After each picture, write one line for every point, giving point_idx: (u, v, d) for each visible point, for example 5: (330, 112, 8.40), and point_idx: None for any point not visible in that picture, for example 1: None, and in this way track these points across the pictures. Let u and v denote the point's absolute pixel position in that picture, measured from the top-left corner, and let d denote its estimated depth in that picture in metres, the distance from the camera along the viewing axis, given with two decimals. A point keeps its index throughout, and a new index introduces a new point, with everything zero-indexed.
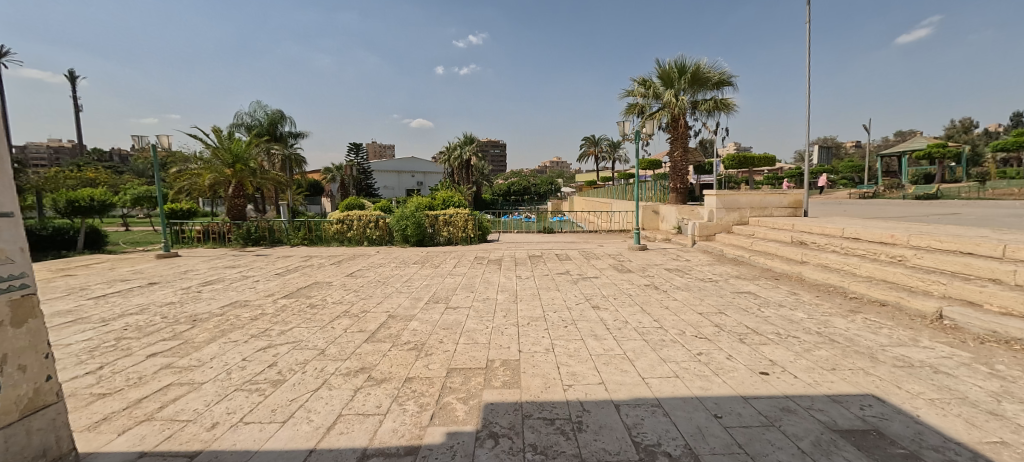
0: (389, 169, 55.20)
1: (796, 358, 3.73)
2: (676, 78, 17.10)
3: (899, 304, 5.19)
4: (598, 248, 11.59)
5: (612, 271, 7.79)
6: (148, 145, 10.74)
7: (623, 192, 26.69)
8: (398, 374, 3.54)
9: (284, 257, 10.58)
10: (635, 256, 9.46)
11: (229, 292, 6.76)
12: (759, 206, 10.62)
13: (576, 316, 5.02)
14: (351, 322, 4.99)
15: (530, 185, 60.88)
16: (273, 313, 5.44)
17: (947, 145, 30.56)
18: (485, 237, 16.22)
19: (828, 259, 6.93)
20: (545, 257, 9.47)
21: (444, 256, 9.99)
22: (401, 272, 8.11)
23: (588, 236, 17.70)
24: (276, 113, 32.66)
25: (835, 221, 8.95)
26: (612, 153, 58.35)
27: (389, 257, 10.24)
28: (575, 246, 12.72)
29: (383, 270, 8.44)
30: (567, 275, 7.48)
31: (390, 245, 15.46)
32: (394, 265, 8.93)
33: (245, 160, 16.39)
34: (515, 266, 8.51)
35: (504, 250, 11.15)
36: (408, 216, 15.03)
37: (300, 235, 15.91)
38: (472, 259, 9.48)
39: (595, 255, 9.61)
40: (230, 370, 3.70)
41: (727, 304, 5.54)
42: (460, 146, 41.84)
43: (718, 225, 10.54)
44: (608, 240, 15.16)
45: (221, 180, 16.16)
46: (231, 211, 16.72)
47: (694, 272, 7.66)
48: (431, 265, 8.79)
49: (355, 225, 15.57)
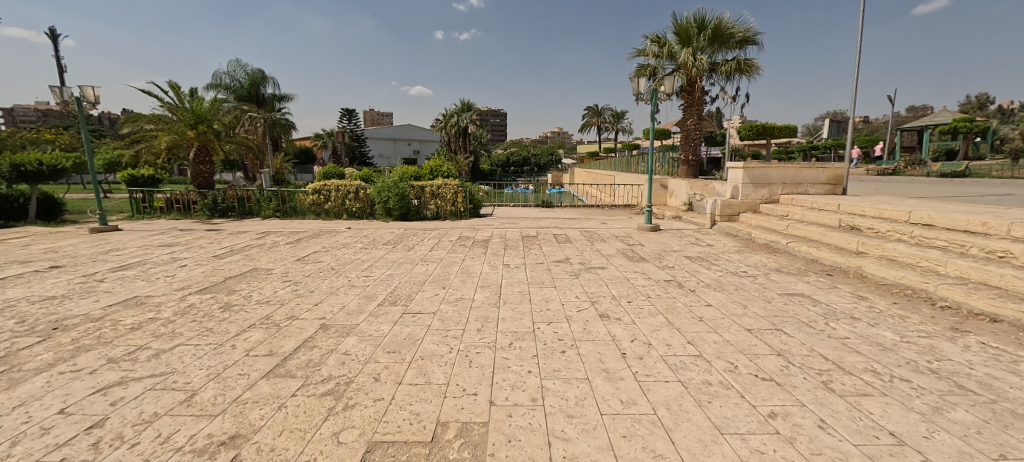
0: (383, 136, 53.02)
1: (930, 431, 2.33)
2: (694, 35, 15.16)
3: (1021, 323, 3.76)
4: (602, 227, 10.15)
5: (622, 259, 6.34)
6: (72, 100, 8.96)
7: (628, 165, 24.99)
8: (283, 456, 2.12)
9: (238, 233, 9.11)
10: (648, 239, 7.98)
11: (137, 282, 5.32)
12: (793, 182, 9.04)
13: (578, 333, 3.59)
14: (262, 337, 3.56)
15: (530, 155, 58.94)
16: (168, 319, 4.01)
17: (974, 120, 28.58)
18: (476, 212, 14.71)
19: (896, 251, 5.48)
20: (540, 238, 8.00)
21: (423, 235, 8.54)
22: (364, 256, 6.66)
23: (590, 211, 16.19)
24: (257, 73, 30.48)
25: (890, 201, 7.41)
26: (615, 124, 56.09)
27: (358, 234, 8.76)
28: (576, 225, 11.23)
29: (344, 251, 6.99)
30: (567, 265, 6.03)
31: (372, 219, 13.99)
32: (360, 245, 7.47)
33: (209, 121, 14.57)
34: (504, 250, 7.05)
35: (495, 229, 9.65)
36: (391, 187, 13.46)
37: (271, 206, 14.37)
38: (452, 240, 8.02)
39: (601, 236, 8.14)
40: (20, 439, 2.30)
41: (782, 314, 4.10)
42: (458, 113, 39.71)
43: (743, 204, 9.02)
44: (613, 218, 13.67)
45: (182, 144, 14.41)
46: (196, 179, 15.05)
47: (723, 263, 6.20)
48: (405, 247, 7.33)
49: (332, 196, 14.05)
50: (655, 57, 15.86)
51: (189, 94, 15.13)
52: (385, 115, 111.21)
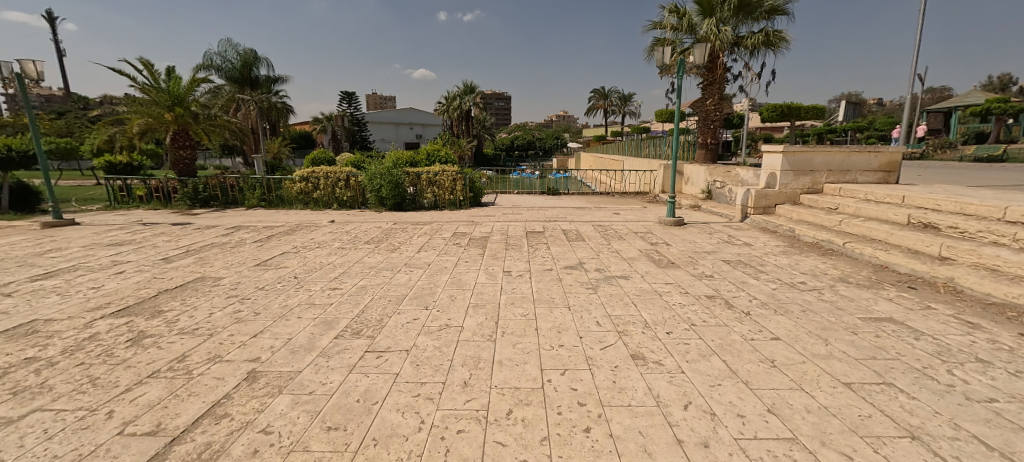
0: (385, 120, 51.59)
1: None
2: (717, 5, 13.70)
3: None
4: (618, 220, 9.01)
5: (648, 264, 5.23)
6: (12, 77, 7.84)
7: (639, 149, 23.63)
8: None
9: (207, 228, 8.08)
10: (674, 237, 6.84)
11: (50, 298, 4.30)
12: (839, 169, 7.82)
13: (606, 392, 2.52)
14: (158, 396, 2.52)
15: (534, 139, 57.41)
16: (47, 361, 2.97)
17: (1010, 100, 26.64)
18: (477, 201, 13.59)
19: (1001, 259, 4.31)
20: (548, 236, 6.88)
21: (413, 231, 7.44)
22: (338, 259, 5.60)
23: (600, 200, 15.03)
24: (249, 53, 29.14)
25: (967, 192, 6.20)
26: (622, 107, 54.27)
27: (340, 229, 7.69)
28: (587, 217, 10.10)
29: (316, 253, 5.93)
30: (582, 272, 4.93)
31: (364, 209, 12.92)
32: (337, 245, 6.39)
33: (188, 103, 13.42)
34: (506, 250, 5.95)
35: (496, 223, 8.54)
36: (383, 174, 12.33)
37: (255, 195, 13.32)
38: (446, 236, 6.93)
39: (618, 233, 7.01)
40: None
41: (882, 355, 3.00)
42: (460, 95, 38.23)
43: (781, 194, 7.85)
44: (626, 209, 12.51)
45: (158, 128, 13.27)
46: (176, 165, 13.99)
47: (772, 270, 5.08)
48: (388, 246, 6.25)
49: (321, 183, 12.97)
50: (673, 29, 14.44)
51: (165, 73, 13.94)
52: (388, 98, 109.31)
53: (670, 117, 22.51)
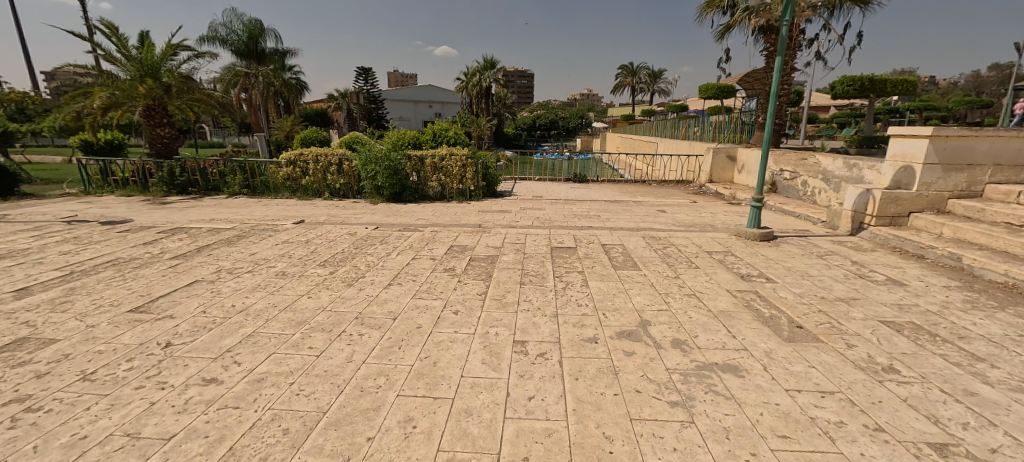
0: (402, 97, 49.51)
1: None
2: None
3: None
4: (673, 227, 6.79)
5: (761, 332, 3.07)
6: None
7: (676, 130, 20.89)
8: None
9: (138, 229, 6.28)
10: (771, 264, 4.61)
11: None
12: (1011, 162, 5.39)
13: None
14: None
15: (557, 119, 54.50)
16: None
17: None
18: (492, 190, 11.52)
19: None
20: (582, 257, 4.75)
21: (395, 241, 5.42)
22: (265, 299, 3.63)
23: (637, 191, 12.68)
24: (255, 23, 27.23)
25: None
26: (651, 84, 50.56)
27: (300, 236, 5.75)
28: (627, 219, 7.88)
29: (238, 284, 3.98)
30: (650, 348, 2.82)
31: (358, 199, 11.03)
32: (279, 267, 4.44)
33: (161, 74, 11.62)
34: (520, 287, 3.87)
35: (510, 227, 6.45)
36: (379, 158, 10.34)
37: (237, 181, 11.56)
38: (435, 254, 4.87)
39: (685, 256, 4.81)
40: None
41: None
42: (480, 71, 35.69)
43: (920, 199, 5.52)
44: (672, 205, 10.19)
45: (129, 103, 11.67)
46: (154, 145, 12.35)
47: (990, 353, 2.86)
48: (348, 273, 4.25)
49: (310, 168, 11.11)
50: None
51: (138, 39, 12.12)
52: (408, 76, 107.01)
53: (717, 92, 19.54)
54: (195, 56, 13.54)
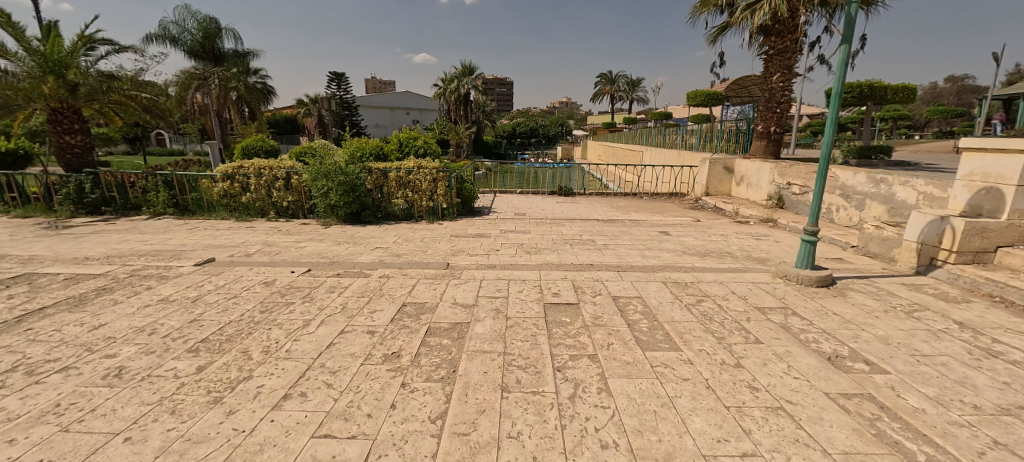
0: (378, 104, 47.56)
1: None
2: None
3: None
4: (694, 263, 5.39)
5: None
6: None
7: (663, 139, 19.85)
8: None
9: None
10: (859, 332, 3.24)
11: None
12: None
13: None
14: None
15: (537, 126, 53.58)
16: None
17: None
18: (467, 207, 10.01)
19: None
20: (590, 325, 3.28)
21: (323, 297, 3.84)
22: (36, 450, 2.00)
23: (630, 207, 11.38)
24: (210, 21, 25.02)
25: None
26: (631, 92, 50.16)
27: (191, 288, 4.07)
28: (630, 248, 6.46)
29: (19, 407, 2.32)
30: None
31: (309, 219, 9.35)
32: (116, 360, 2.79)
33: (66, 72, 9.63)
34: (500, 400, 2.36)
35: (487, 267, 4.94)
36: (330, 172, 8.69)
37: (161, 199, 9.68)
38: (376, 323, 3.31)
39: (734, 320, 3.40)
40: None
41: None
42: (457, 77, 34.20)
43: (1009, 229, 4.34)
44: (674, 225, 8.90)
45: (26, 106, 9.63)
46: (62, 156, 10.31)
47: None
48: (225, 370, 2.65)
49: (251, 183, 9.37)
50: None
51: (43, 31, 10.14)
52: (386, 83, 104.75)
53: (705, 100, 18.63)
54: (118, 51, 11.56)
